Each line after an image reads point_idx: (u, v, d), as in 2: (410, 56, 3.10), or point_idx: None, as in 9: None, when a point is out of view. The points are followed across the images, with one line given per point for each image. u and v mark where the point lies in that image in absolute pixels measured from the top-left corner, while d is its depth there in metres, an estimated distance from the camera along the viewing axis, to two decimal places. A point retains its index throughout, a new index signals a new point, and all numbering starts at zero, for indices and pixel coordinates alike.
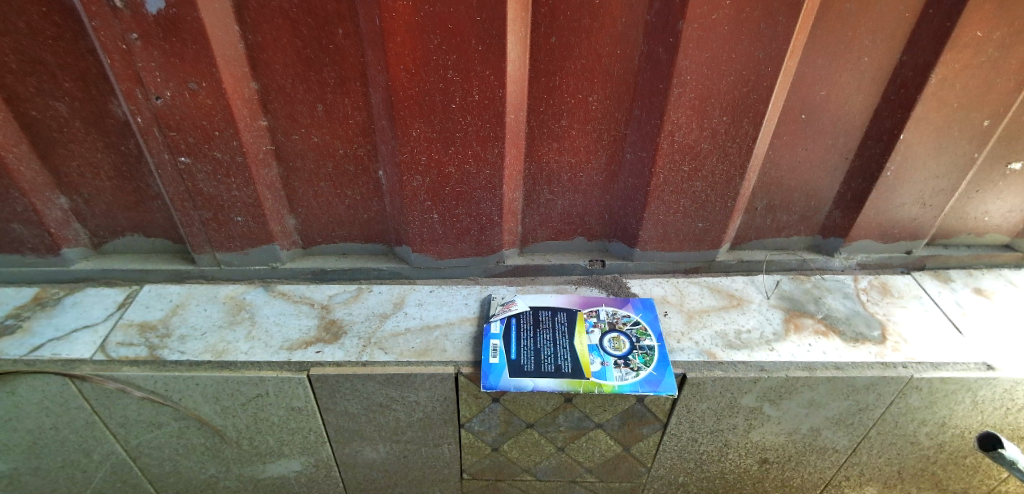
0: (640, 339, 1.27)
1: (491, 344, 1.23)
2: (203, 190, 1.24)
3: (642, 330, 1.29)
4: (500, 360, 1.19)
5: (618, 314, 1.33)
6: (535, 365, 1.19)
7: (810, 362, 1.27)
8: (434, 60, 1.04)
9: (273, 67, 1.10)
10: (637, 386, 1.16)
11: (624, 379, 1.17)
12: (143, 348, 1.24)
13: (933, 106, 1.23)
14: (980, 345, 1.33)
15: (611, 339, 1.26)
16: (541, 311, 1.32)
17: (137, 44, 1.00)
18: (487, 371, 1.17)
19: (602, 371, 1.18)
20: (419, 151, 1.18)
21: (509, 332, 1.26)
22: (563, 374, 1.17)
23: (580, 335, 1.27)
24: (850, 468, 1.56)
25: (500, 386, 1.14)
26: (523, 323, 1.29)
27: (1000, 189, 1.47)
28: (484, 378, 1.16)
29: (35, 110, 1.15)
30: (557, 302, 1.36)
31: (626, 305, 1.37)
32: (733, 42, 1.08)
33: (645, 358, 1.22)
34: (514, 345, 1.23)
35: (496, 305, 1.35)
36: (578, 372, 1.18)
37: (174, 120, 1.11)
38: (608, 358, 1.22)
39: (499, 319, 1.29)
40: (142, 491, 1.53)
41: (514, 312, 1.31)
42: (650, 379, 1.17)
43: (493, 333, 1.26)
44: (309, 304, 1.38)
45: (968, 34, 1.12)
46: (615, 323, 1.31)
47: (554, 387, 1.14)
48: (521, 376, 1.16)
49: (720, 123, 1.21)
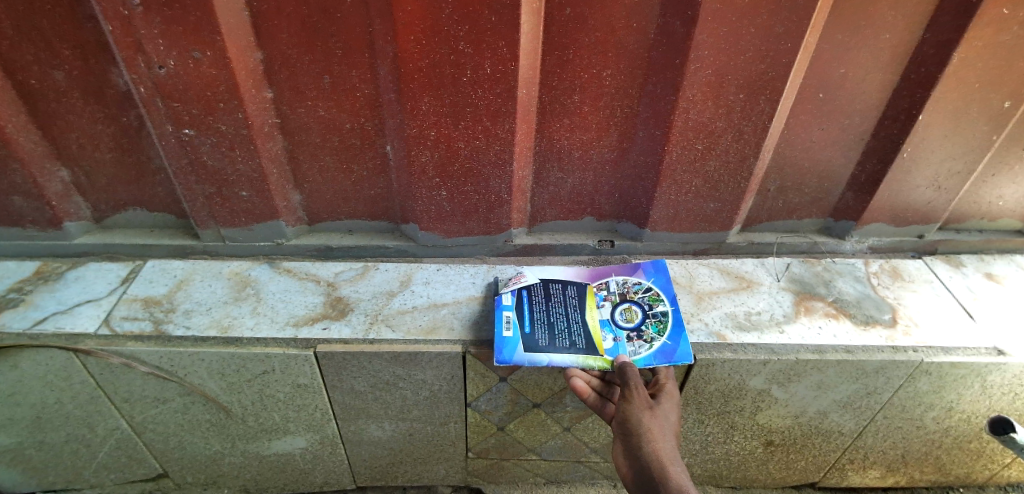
0: (653, 307, 1.26)
1: (503, 318, 1.21)
2: (207, 163, 1.21)
3: (655, 298, 1.28)
4: (513, 334, 1.18)
5: (629, 283, 1.32)
6: (549, 340, 1.18)
7: (820, 345, 1.26)
8: (445, 30, 1.00)
9: (277, 36, 1.07)
10: (652, 359, 1.15)
11: (638, 352, 1.16)
12: (148, 322, 1.23)
13: (953, 86, 1.20)
14: (992, 330, 1.32)
15: (623, 310, 1.24)
16: (551, 284, 1.31)
17: (137, 10, 0.96)
18: (500, 345, 1.16)
19: (615, 347, 1.17)
20: (428, 125, 1.15)
21: (521, 305, 1.24)
22: (577, 348, 1.16)
23: (591, 308, 1.25)
24: (854, 452, 1.57)
25: (514, 361, 1.12)
26: (534, 296, 1.27)
27: (1015, 174, 1.45)
28: (497, 353, 1.14)
29: (33, 78, 1.12)
30: (568, 276, 1.34)
31: (638, 272, 1.36)
32: (752, 16, 1.04)
33: (659, 327, 1.21)
34: (527, 318, 1.22)
35: (504, 282, 1.33)
36: (592, 346, 1.16)
37: (177, 91, 1.08)
38: (621, 331, 1.20)
39: (510, 292, 1.28)
40: (147, 465, 1.53)
41: (524, 285, 1.30)
42: (665, 350, 1.16)
43: (505, 306, 1.24)
44: (315, 281, 1.36)
45: (994, 11, 1.08)
46: (626, 293, 1.29)
47: (569, 362, 1.13)
48: (536, 350, 1.15)
49: (736, 101, 1.18)
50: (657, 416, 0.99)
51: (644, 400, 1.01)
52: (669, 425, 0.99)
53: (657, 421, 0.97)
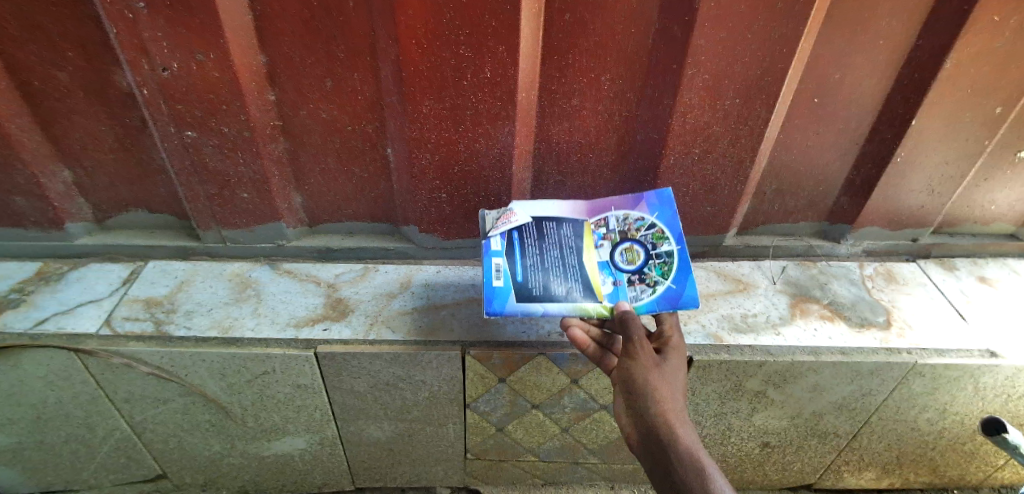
0: (656, 246, 1.15)
1: (493, 265, 1.10)
2: (209, 164, 1.22)
3: (660, 235, 1.16)
4: (505, 284, 1.08)
5: (631, 218, 1.19)
6: (544, 289, 1.09)
7: (816, 347, 1.28)
8: (446, 34, 1.02)
9: (280, 38, 1.08)
10: (654, 306, 1.08)
11: (639, 298, 1.09)
12: (149, 323, 1.24)
13: (946, 91, 1.22)
14: (985, 332, 1.34)
15: (624, 251, 1.14)
16: (545, 223, 1.19)
17: (143, 12, 0.97)
18: (491, 295, 1.07)
19: (616, 293, 1.09)
20: (429, 128, 1.16)
21: (512, 251, 1.13)
22: (574, 298, 1.08)
23: (588, 251, 1.15)
24: (850, 453, 1.58)
25: (506, 313, 1.05)
26: (525, 238, 1.15)
27: (1008, 178, 1.47)
28: (488, 304, 1.06)
29: (37, 79, 1.13)
30: (563, 212, 1.21)
31: (641, 205, 1.21)
32: (749, 21, 1.06)
33: (663, 269, 1.12)
34: (518, 265, 1.11)
35: (493, 217, 1.18)
36: (591, 295, 1.08)
37: (180, 92, 1.09)
38: (621, 275, 1.12)
39: (499, 233, 1.15)
40: (146, 465, 1.53)
41: (515, 225, 1.17)
42: (669, 295, 1.09)
43: (494, 251, 1.12)
44: (316, 282, 1.37)
45: (986, 18, 1.10)
46: (627, 230, 1.18)
47: (565, 313, 1.05)
48: (530, 301, 1.07)
49: (733, 106, 1.20)
50: (663, 374, 0.91)
51: (650, 356, 0.92)
52: (677, 382, 0.91)
53: (664, 380, 0.89)
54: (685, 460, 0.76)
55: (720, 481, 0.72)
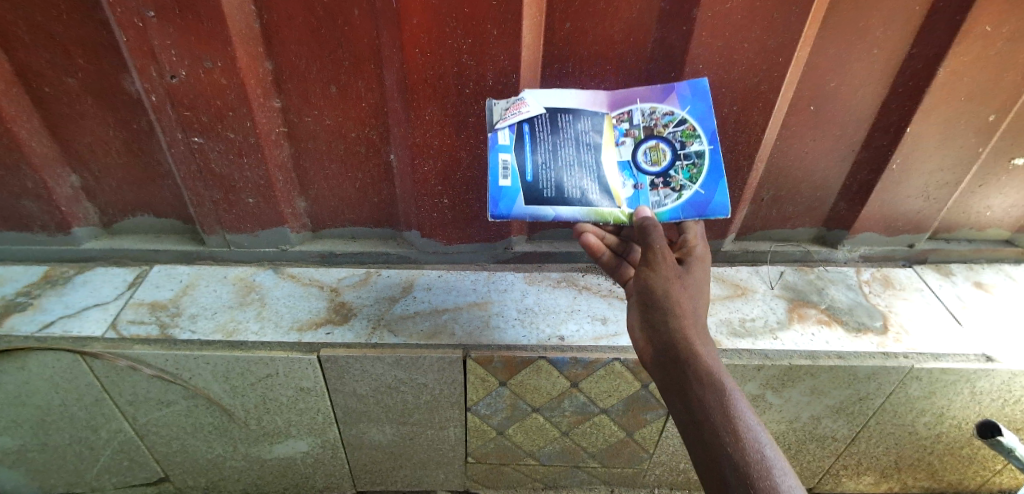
0: (685, 146, 1.09)
1: (500, 162, 1.05)
2: (215, 169, 1.24)
3: (690, 133, 1.09)
4: (512, 184, 1.06)
5: (657, 112, 1.10)
6: (556, 189, 1.06)
7: (814, 351, 1.29)
8: (450, 42, 1.04)
9: (287, 46, 1.10)
10: (679, 212, 1.07)
11: (662, 203, 1.07)
12: (155, 326, 1.26)
13: (941, 99, 1.24)
14: (981, 337, 1.36)
15: (648, 151, 1.09)
16: (561, 115, 1.09)
17: (153, 20, 0.99)
18: (498, 196, 1.06)
19: (636, 196, 1.07)
20: (431, 134, 1.18)
21: (521, 146, 1.07)
22: (589, 201, 1.05)
23: (609, 148, 1.09)
24: (848, 457, 1.59)
25: (513, 215, 1.05)
26: (538, 132, 1.07)
27: (1003, 184, 1.49)
28: (494, 205, 1.06)
29: (48, 85, 1.15)
30: (582, 103, 1.11)
31: (671, 97, 1.10)
32: (746, 30, 1.08)
33: (690, 173, 1.08)
34: (528, 163, 1.06)
35: (502, 108, 1.08)
36: (609, 200, 1.05)
37: (188, 98, 1.11)
38: (644, 178, 1.08)
39: (508, 125, 1.06)
40: (149, 468, 1.54)
41: (526, 117, 1.07)
42: (696, 201, 1.07)
43: (502, 146, 1.06)
44: (319, 286, 1.39)
45: (979, 28, 1.12)
46: (653, 126, 1.09)
47: (577, 216, 1.04)
48: (540, 203, 1.05)
49: (731, 112, 1.22)
50: (684, 286, 0.87)
51: (672, 267, 0.88)
52: (697, 295, 0.88)
53: (686, 291, 0.86)
54: (703, 380, 0.73)
55: (742, 406, 0.70)
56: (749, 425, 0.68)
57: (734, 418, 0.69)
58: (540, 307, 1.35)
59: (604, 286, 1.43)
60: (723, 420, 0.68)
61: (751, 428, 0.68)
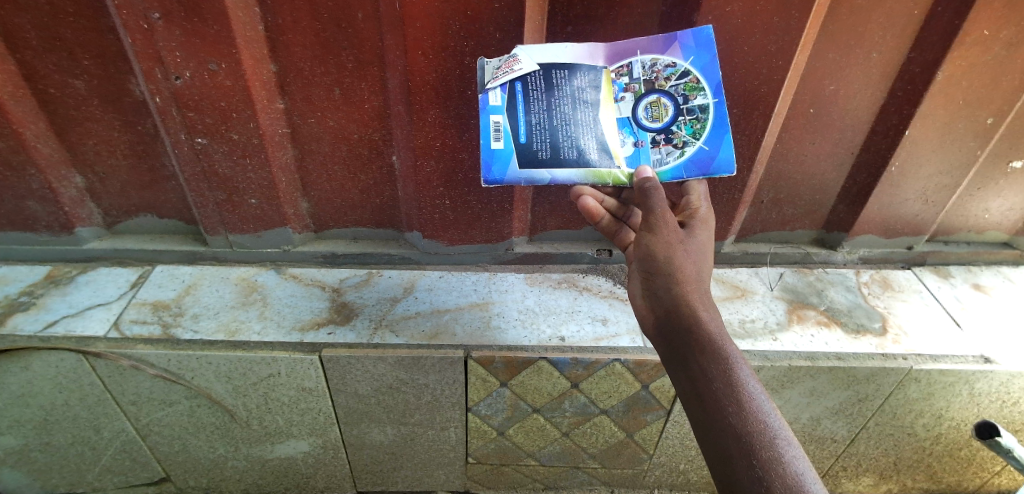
0: (688, 99, 1.05)
1: (492, 123, 1.04)
2: (219, 170, 1.25)
3: (693, 86, 1.05)
4: (505, 146, 1.04)
5: (659, 64, 1.06)
6: (551, 150, 1.05)
7: (813, 352, 1.30)
8: (453, 45, 1.05)
9: (292, 49, 1.11)
10: (682, 170, 1.05)
11: (664, 161, 1.05)
12: (157, 326, 1.27)
13: (939, 103, 1.25)
14: (979, 339, 1.37)
15: (649, 107, 1.07)
16: (556, 71, 1.05)
17: (158, 23, 1.00)
18: (491, 160, 1.04)
19: (636, 155, 1.05)
20: (434, 136, 1.19)
21: (514, 107, 1.05)
22: (586, 162, 1.04)
23: (607, 105, 1.07)
24: (847, 458, 1.60)
25: (507, 180, 1.04)
26: (531, 91, 1.05)
27: (1001, 187, 1.50)
28: (488, 170, 1.04)
29: (54, 87, 1.16)
30: (578, 56, 1.06)
31: (673, 48, 1.05)
32: (746, 34, 1.09)
33: (694, 128, 1.05)
34: (522, 123, 1.05)
35: (494, 67, 1.04)
36: (607, 160, 1.04)
37: (193, 100, 1.12)
38: (644, 135, 1.06)
39: (500, 85, 1.04)
40: (151, 468, 1.55)
41: (519, 75, 1.04)
42: (700, 158, 1.05)
43: (493, 108, 1.04)
44: (321, 286, 1.39)
45: (977, 33, 1.13)
46: (654, 79, 1.06)
47: (573, 179, 1.04)
48: (534, 166, 1.04)
49: (731, 115, 1.23)
50: (688, 251, 0.84)
51: (674, 232, 0.84)
52: (700, 257, 0.85)
53: (689, 256, 0.83)
54: (706, 350, 0.72)
55: (745, 374, 0.69)
56: (753, 393, 0.68)
57: (736, 387, 0.68)
58: (541, 307, 1.36)
59: (605, 288, 1.43)
60: (726, 389, 0.68)
61: (754, 396, 0.67)
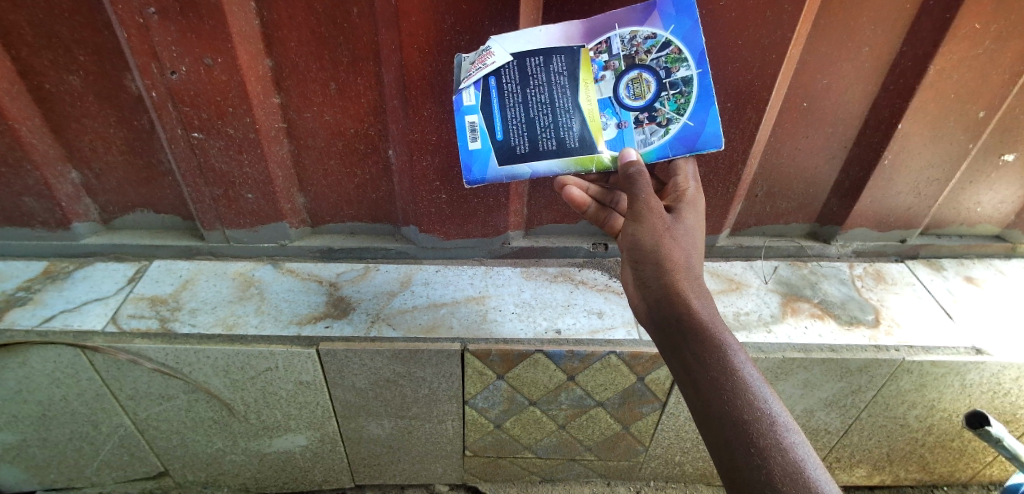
0: (670, 72, 1.03)
1: (468, 124, 1.06)
2: (215, 165, 1.25)
3: (675, 57, 1.03)
4: (483, 146, 1.07)
5: (637, 38, 1.04)
6: (531, 144, 1.07)
7: (806, 344, 1.32)
8: (447, 40, 1.05)
9: (287, 44, 1.11)
10: (668, 149, 1.06)
11: (649, 141, 1.06)
12: (155, 320, 1.27)
13: (930, 98, 1.26)
14: (970, 330, 1.38)
15: (631, 84, 1.05)
16: (530, 58, 1.04)
17: (153, 18, 1.00)
18: (471, 160, 1.09)
19: (620, 137, 1.06)
20: (430, 131, 1.19)
21: (489, 103, 1.05)
22: (567, 152, 1.06)
23: (587, 88, 1.05)
24: (840, 450, 1.62)
25: (489, 177, 1.09)
26: (505, 85, 1.04)
27: (992, 181, 1.51)
28: (469, 171, 1.10)
29: (49, 83, 1.16)
30: (553, 39, 1.03)
31: (652, 18, 1.02)
32: (739, 28, 1.10)
33: (678, 102, 1.04)
34: (498, 119, 1.06)
35: (467, 62, 1.04)
36: (588, 146, 1.06)
37: (189, 96, 1.12)
38: (627, 116, 1.06)
39: (473, 83, 1.03)
40: (149, 463, 1.56)
41: (492, 69, 1.03)
42: (685, 135, 1.05)
43: (468, 108, 1.05)
44: (318, 281, 1.40)
45: (968, 27, 1.14)
46: (634, 54, 1.04)
47: (554, 170, 1.08)
48: (514, 162, 1.08)
49: (725, 110, 1.24)
50: (676, 238, 0.84)
51: (660, 220, 0.85)
52: (689, 243, 0.86)
53: (677, 243, 0.84)
54: (701, 338, 0.73)
55: (741, 361, 0.70)
56: (748, 381, 0.68)
57: (734, 375, 0.69)
58: (537, 301, 1.37)
59: (601, 281, 1.44)
60: (722, 378, 0.69)
61: (751, 383, 0.68)
